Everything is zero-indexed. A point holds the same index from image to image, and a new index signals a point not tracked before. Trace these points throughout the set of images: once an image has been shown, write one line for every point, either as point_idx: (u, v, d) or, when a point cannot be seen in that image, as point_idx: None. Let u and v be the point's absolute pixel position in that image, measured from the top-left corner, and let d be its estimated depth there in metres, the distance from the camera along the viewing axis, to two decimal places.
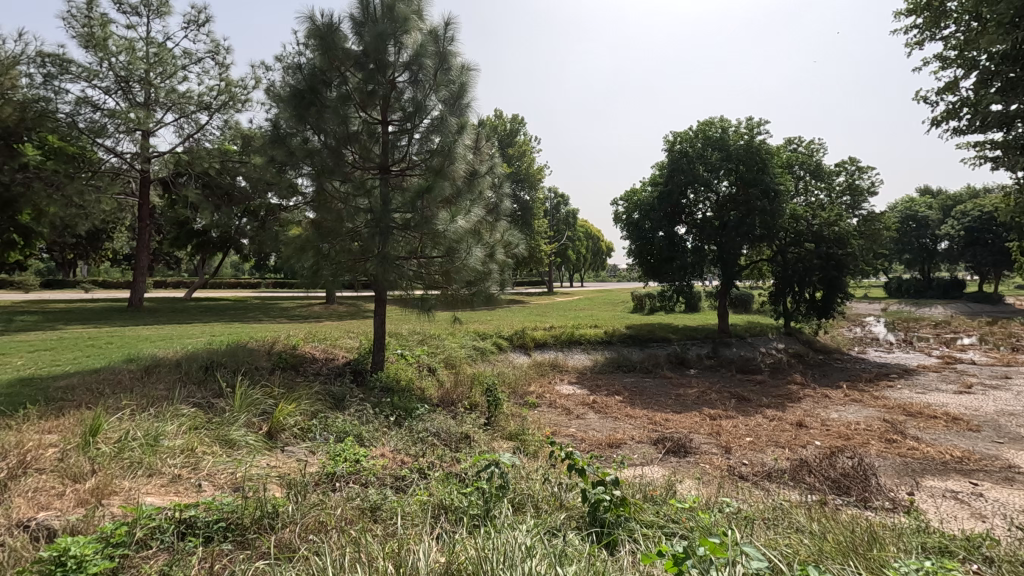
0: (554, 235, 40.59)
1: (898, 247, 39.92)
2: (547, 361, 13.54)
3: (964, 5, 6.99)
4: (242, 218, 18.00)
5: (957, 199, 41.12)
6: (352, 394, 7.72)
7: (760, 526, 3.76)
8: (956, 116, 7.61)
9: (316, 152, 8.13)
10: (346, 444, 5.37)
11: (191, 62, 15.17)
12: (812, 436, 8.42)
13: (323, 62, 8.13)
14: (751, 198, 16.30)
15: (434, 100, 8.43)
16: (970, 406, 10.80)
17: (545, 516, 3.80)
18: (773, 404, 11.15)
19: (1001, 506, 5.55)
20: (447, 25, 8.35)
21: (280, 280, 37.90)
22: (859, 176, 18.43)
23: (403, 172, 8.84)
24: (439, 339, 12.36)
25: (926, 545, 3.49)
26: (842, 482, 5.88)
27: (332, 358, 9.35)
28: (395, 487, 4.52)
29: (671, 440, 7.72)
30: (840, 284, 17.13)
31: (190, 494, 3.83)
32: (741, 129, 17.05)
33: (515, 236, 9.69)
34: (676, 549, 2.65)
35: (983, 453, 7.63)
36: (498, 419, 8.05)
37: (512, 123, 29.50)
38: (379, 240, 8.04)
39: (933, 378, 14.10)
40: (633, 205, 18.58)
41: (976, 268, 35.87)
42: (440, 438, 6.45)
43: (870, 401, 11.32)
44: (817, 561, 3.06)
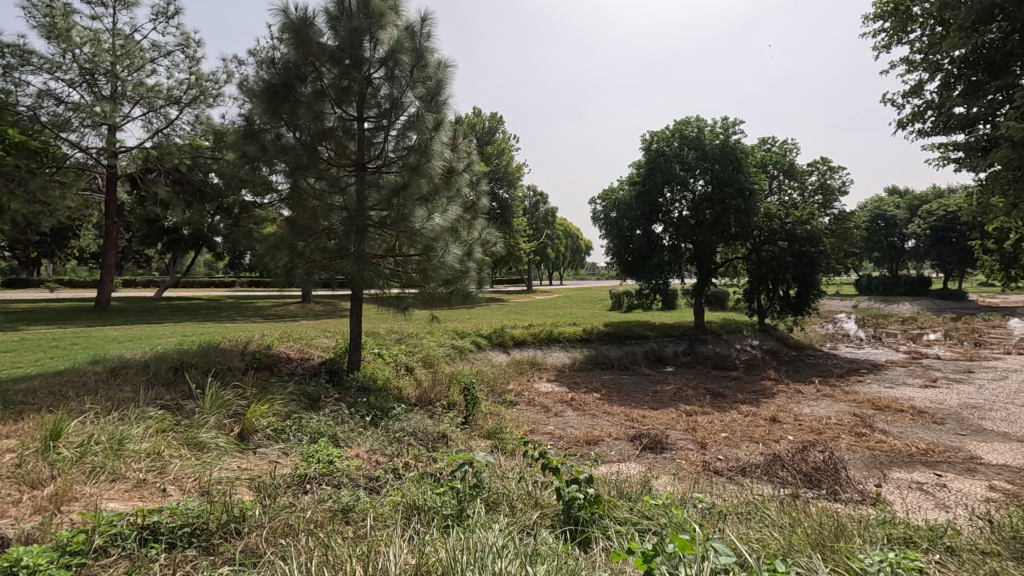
0: (533, 233, 40.61)
1: (867, 246, 40.97)
2: (526, 360, 13.56)
3: (927, 10, 7.06)
4: (215, 216, 17.63)
5: (923, 198, 42.27)
6: (328, 394, 7.62)
7: (732, 521, 3.83)
8: (921, 118, 7.73)
9: (290, 148, 8.00)
10: (320, 445, 5.30)
11: (160, 55, 14.76)
12: (786, 431, 8.57)
13: (297, 57, 8.01)
14: (726, 197, 16.39)
15: (410, 96, 8.29)
16: (935, 400, 11.15)
17: (519, 515, 3.80)
18: (747, 399, 11.35)
19: (964, 496, 5.74)
20: (424, 21, 8.28)
21: (254, 279, 37.19)
22: (831, 176, 18.81)
23: (379, 169, 8.72)
24: (417, 338, 12.27)
25: (892, 537, 3.57)
26: (814, 475, 6.02)
27: (307, 358, 9.22)
28: (369, 488, 4.48)
29: (648, 437, 7.79)
30: (812, 281, 17.62)
31: (155, 499, 3.74)
32: (717, 128, 17.32)
33: (492, 234, 9.68)
34: (645, 547, 2.67)
35: (947, 445, 7.87)
36: (476, 418, 8.02)
37: (490, 121, 29.36)
38: (354, 238, 7.99)
39: (900, 373, 14.52)
40: (610, 204, 18.79)
41: (941, 267, 36.98)
42: (416, 438, 6.40)
43: (841, 396, 11.60)
44: (786, 554, 3.11)
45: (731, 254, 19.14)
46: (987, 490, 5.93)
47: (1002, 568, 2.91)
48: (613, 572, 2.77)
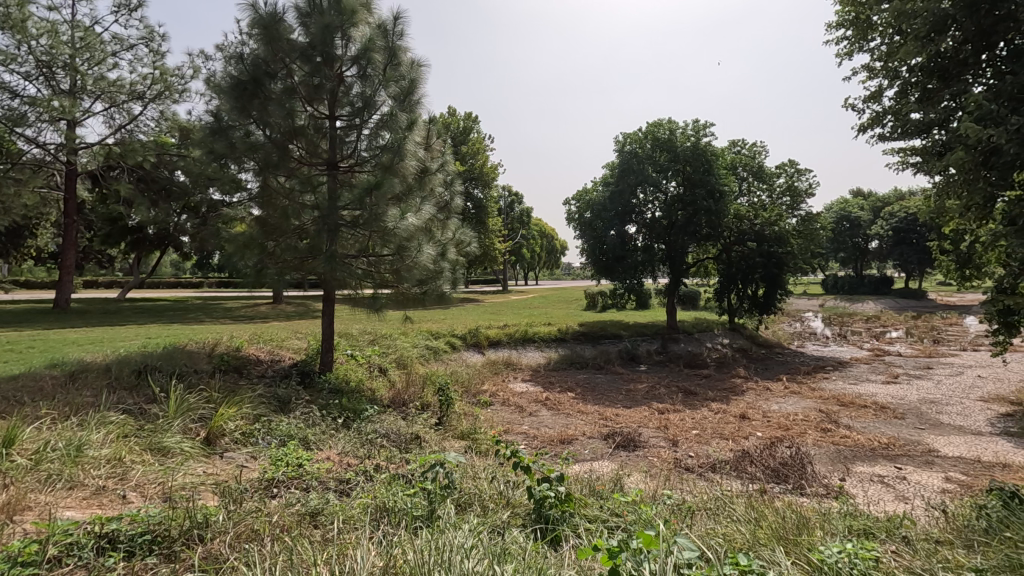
0: (508, 233, 40.65)
1: (833, 246, 42.19)
2: (500, 360, 13.55)
3: (886, 20, 7.24)
4: (181, 215, 17.18)
5: (885, 201, 43.76)
6: (299, 396, 7.50)
7: (700, 516, 3.91)
8: (880, 123, 7.97)
9: (259, 146, 7.86)
10: (289, 449, 5.20)
11: (122, 48, 14.30)
12: (755, 428, 8.76)
13: (267, 53, 7.84)
14: (698, 197, 16.70)
15: (383, 95, 8.21)
16: (896, 396, 11.55)
17: (490, 515, 3.80)
18: (718, 397, 11.56)
19: (922, 488, 5.95)
20: (397, 19, 8.19)
21: (223, 280, 36.27)
22: (798, 178, 19.25)
23: (352, 168, 8.62)
24: (390, 338, 12.16)
25: (852, 528, 3.68)
26: (781, 471, 6.17)
27: (278, 360, 9.05)
28: (338, 491, 4.41)
29: (621, 435, 7.87)
30: (779, 281, 18.06)
31: (115, 507, 3.63)
32: (688, 130, 17.56)
33: (466, 234, 9.75)
34: (612, 543, 2.70)
35: (907, 439, 8.16)
36: (450, 418, 8.00)
37: (465, 121, 29.29)
38: (327, 237, 7.89)
39: (864, 369, 14.97)
40: (585, 205, 18.94)
41: (903, 267, 38.31)
42: (389, 440, 6.33)
43: (808, 393, 11.88)
44: (751, 548, 3.19)
45: (702, 254, 19.47)
46: (943, 481, 6.17)
47: (952, 555, 3.04)
48: (581, 570, 2.81)
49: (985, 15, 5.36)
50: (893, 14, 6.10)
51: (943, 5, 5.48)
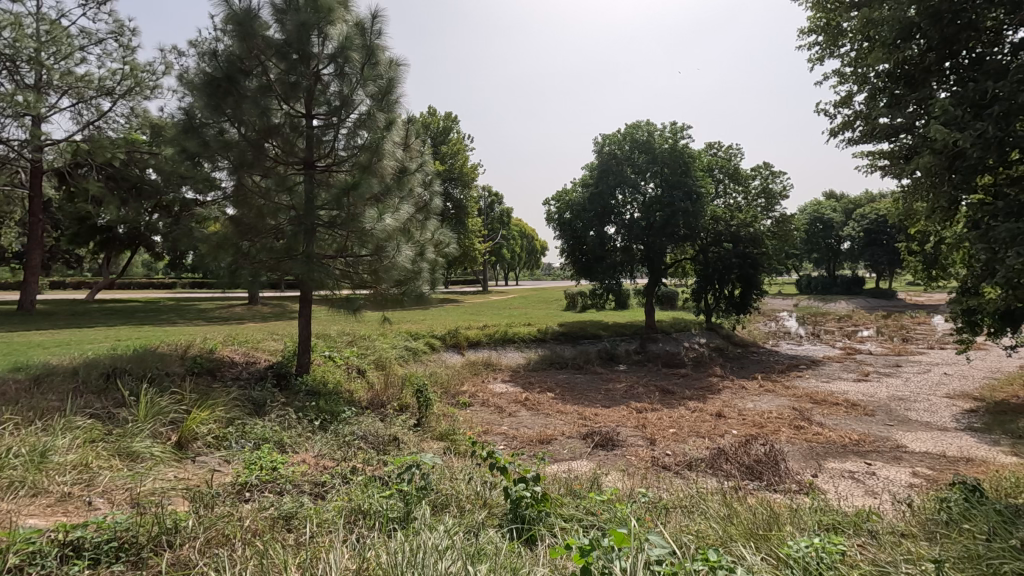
0: (488, 233, 40.57)
1: (807, 247, 43.14)
2: (480, 360, 13.55)
3: (855, 27, 7.43)
4: (153, 214, 16.75)
5: (856, 203, 44.93)
6: (274, 398, 7.40)
7: (675, 513, 3.98)
8: (850, 126, 8.15)
9: (234, 144, 7.72)
10: (263, 452, 5.12)
11: (90, 42, 13.91)
12: (730, 426, 8.90)
13: (241, 50, 7.70)
14: (675, 198, 16.90)
15: (361, 95, 8.14)
16: (866, 393, 11.87)
17: (466, 515, 3.81)
18: (695, 395, 11.72)
19: (890, 482, 6.13)
20: (375, 18, 8.13)
21: (196, 280, 35.48)
22: (772, 180, 19.61)
23: (329, 167, 8.53)
24: (369, 339, 12.06)
25: (821, 523, 3.78)
26: (755, 468, 6.29)
27: (253, 362, 8.91)
28: (314, 494, 4.36)
29: (600, 435, 7.93)
30: (754, 281, 18.38)
31: (81, 513, 3.53)
32: (666, 133, 17.78)
33: (445, 235, 9.77)
34: (584, 542, 2.73)
35: (877, 435, 8.39)
36: (429, 419, 7.97)
37: (445, 121, 29.22)
38: (303, 238, 7.80)
39: (836, 368, 15.35)
40: (564, 205, 19.02)
41: (874, 267, 39.33)
42: (367, 442, 6.28)
43: (782, 391, 12.13)
44: (723, 544, 3.26)
45: (680, 254, 19.65)
46: (910, 476, 6.37)
47: (913, 547, 3.14)
48: (554, 568, 2.84)
49: (948, 24, 5.48)
50: (861, 21, 6.19)
51: (908, 14, 5.58)
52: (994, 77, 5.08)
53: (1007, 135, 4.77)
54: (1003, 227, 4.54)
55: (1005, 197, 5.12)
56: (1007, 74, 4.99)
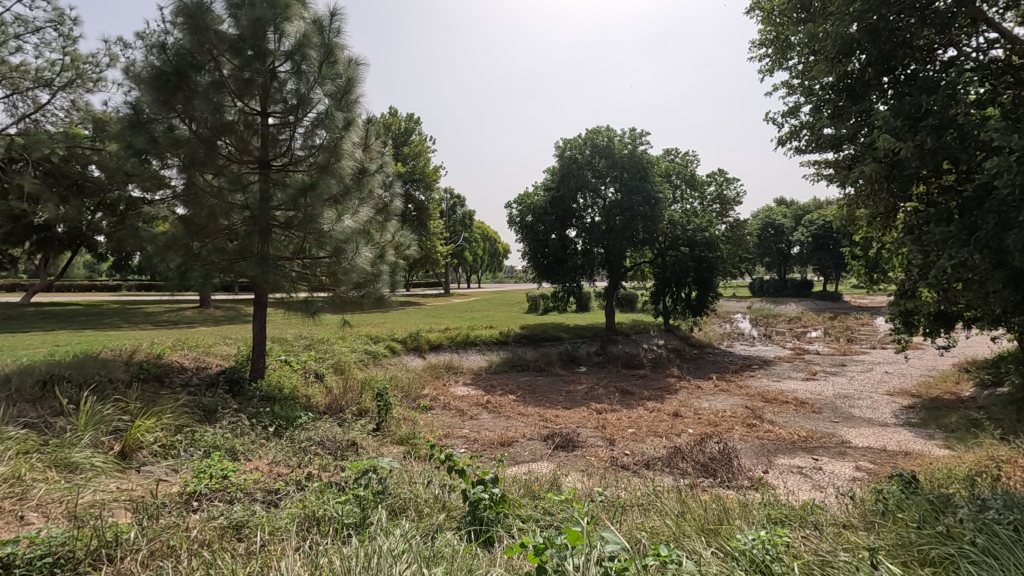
0: (450, 236, 40.43)
1: (760, 251, 44.76)
2: (441, 363, 13.46)
3: (799, 43, 7.79)
4: (96, 213, 15.82)
5: (805, 209, 46.93)
6: (226, 404, 7.15)
7: (630, 512, 4.05)
8: (797, 136, 8.48)
9: (184, 141, 7.44)
10: (213, 460, 4.94)
11: (26, 31, 13.15)
12: (686, 425, 9.14)
13: (192, 44, 7.44)
14: (634, 203, 17.19)
15: (319, 93, 8.01)
16: (814, 391, 12.38)
17: (424, 519, 3.78)
18: (653, 396, 11.97)
19: (835, 477, 6.42)
20: (333, 16, 8.02)
21: (142, 282, 33.85)
22: (727, 187, 20.23)
23: (286, 167, 8.33)
24: (327, 343, 11.80)
25: (770, 516, 3.92)
26: (710, 465, 6.47)
27: (204, 367, 8.59)
28: (266, 502, 4.23)
29: (560, 436, 8.01)
30: (710, 284, 18.92)
31: (10, 529, 3.31)
32: (626, 138, 18.12)
33: (405, 237, 9.73)
34: (538, 541, 2.77)
35: (824, 432, 8.78)
36: (388, 423, 7.87)
37: (406, 122, 28.95)
38: (258, 239, 7.58)
39: (786, 367, 15.98)
40: (525, 209, 19.11)
41: (822, 271, 41.13)
42: (324, 448, 6.15)
43: (735, 390, 12.53)
44: (675, 539, 3.35)
45: (639, 258, 20.00)
46: (853, 470, 6.68)
47: (852, 537, 3.30)
48: (508, 568, 2.85)
49: (885, 42, 5.79)
50: (806, 36, 6.47)
51: (849, 30, 5.84)
52: (927, 91, 5.40)
53: (940, 147, 5.06)
54: (937, 231, 4.82)
55: (938, 205, 5.45)
56: (939, 90, 5.30)
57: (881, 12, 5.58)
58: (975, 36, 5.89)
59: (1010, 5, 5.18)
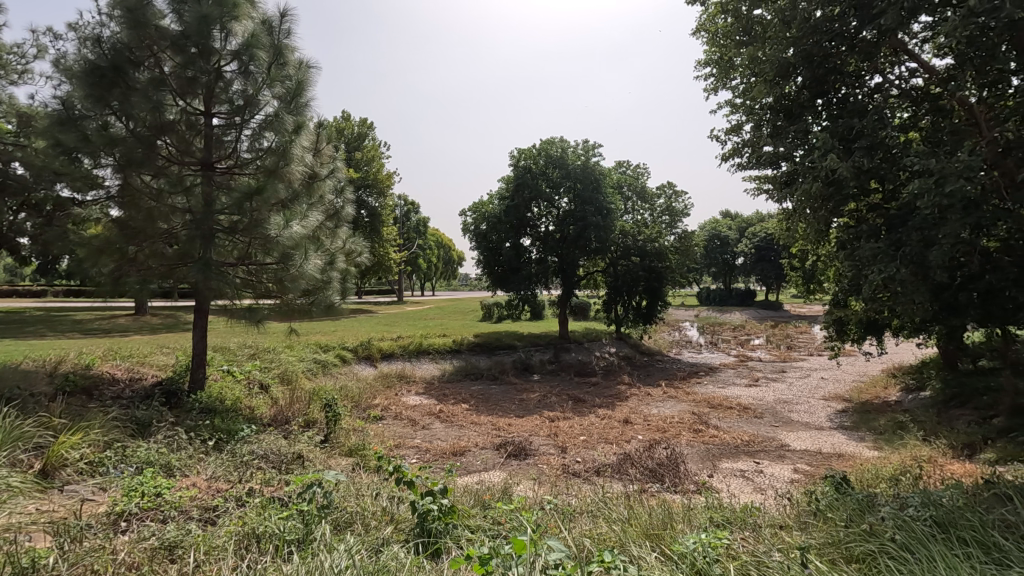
0: (404, 243, 40.04)
1: (706, 262, 46.52)
2: (394, 372, 13.24)
3: (738, 65, 8.17)
4: (21, 213, 13.31)
5: (748, 222, 49.15)
6: (162, 418, 6.79)
7: (579, 519, 4.09)
8: (739, 153, 8.84)
9: (120, 140, 7.01)
10: (145, 477, 4.66)
11: None
12: (636, 431, 9.33)
13: (131, 39, 7.06)
14: (587, 213, 17.48)
15: (268, 95, 7.79)
16: (757, 397, 12.90)
17: (370, 533, 3.70)
18: (604, 403, 12.17)
19: (775, 479, 6.70)
20: (283, 17, 7.84)
21: (69, 287, 31.73)
22: (676, 199, 20.91)
23: (231, 170, 8.03)
24: (273, 352, 11.39)
25: (712, 519, 4.04)
26: (658, 471, 6.62)
27: (138, 379, 8.13)
28: (203, 521, 4.03)
29: (513, 444, 8.02)
30: (659, 293, 19.44)
31: None
32: (579, 150, 18.48)
33: (357, 243, 9.61)
34: (482, 551, 2.80)
35: (765, 436, 9.16)
36: (337, 435, 7.66)
37: (359, 126, 28.53)
38: (200, 244, 7.26)
39: (730, 374, 16.60)
40: (480, 217, 19.02)
41: (764, 281, 43.07)
42: (267, 461, 5.92)
43: (683, 396, 12.90)
44: (621, 544, 3.41)
45: (591, 267, 20.31)
46: (791, 472, 6.99)
47: (787, 537, 3.45)
48: None
49: (818, 66, 6.14)
50: (746, 58, 6.78)
51: (786, 54, 6.12)
52: (858, 114, 5.73)
53: (869, 166, 5.40)
54: (868, 246, 5.12)
55: (866, 221, 5.81)
56: (867, 114, 5.65)
57: (813, 39, 5.93)
58: (897, 64, 6.31)
59: (930, 37, 5.57)
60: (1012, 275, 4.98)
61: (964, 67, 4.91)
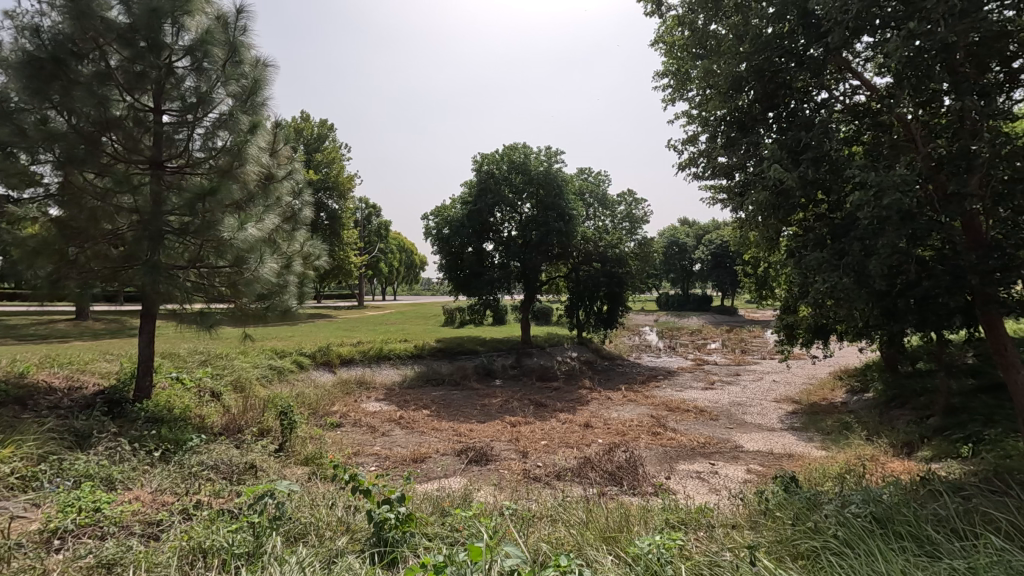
0: (365, 247, 39.44)
1: (665, 268, 47.59)
2: (353, 378, 12.99)
3: (694, 78, 8.42)
4: None
5: (705, 229, 50.72)
6: (103, 428, 6.45)
7: (537, 524, 4.11)
8: (695, 162, 9.07)
9: (61, 135, 6.65)
10: (84, 491, 4.42)
11: None
12: (596, 435, 9.44)
13: (74, 30, 6.73)
14: (549, 219, 17.61)
15: (222, 93, 7.57)
16: (713, 399, 13.25)
17: (324, 544, 3.61)
18: (565, 407, 12.27)
19: (729, 480, 6.89)
20: (239, 13, 7.65)
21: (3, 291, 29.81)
22: (636, 206, 21.34)
23: (182, 169, 7.73)
24: (226, 359, 10.99)
25: (668, 520, 4.12)
26: (617, 474, 6.71)
27: (78, 387, 7.70)
28: (146, 536, 3.84)
29: (474, 450, 7.98)
30: (620, 298, 19.76)
31: None
32: (541, 156, 18.66)
33: (316, 247, 9.43)
34: (438, 559, 2.78)
35: (720, 438, 9.41)
36: (292, 443, 7.45)
37: (320, 127, 28.00)
38: (148, 246, 6.96)
39: (688, 377, 17.01)
40: (443, 221, 18.87)
41: (720, 287, 44.35)
42: (218, 472, 5.70)
43: (642, 400, 13.13)
44: (579, 549, 3.44)
45: (554, 272, 20.49)
46: (744, 473, 7.22)
47: (737, 536, 3.55)
48: None
49: (769, 81, 6.39)
50: (702, 71, 6.98)
51: (738, 69, 6.35)
52: (806, 128, 5.98)
53: (816, 178, 5.64)
54: (814, 255, 5.35)
55: (813, 231, 6.06)
56: (814, 127, 5.90)
57: (764, 55, 6.17)
58: (841, 81, 6.62)
59: (871, 57, 5.87)
60: (946, 283, 5.22)
61: (901, 86, 5.19)
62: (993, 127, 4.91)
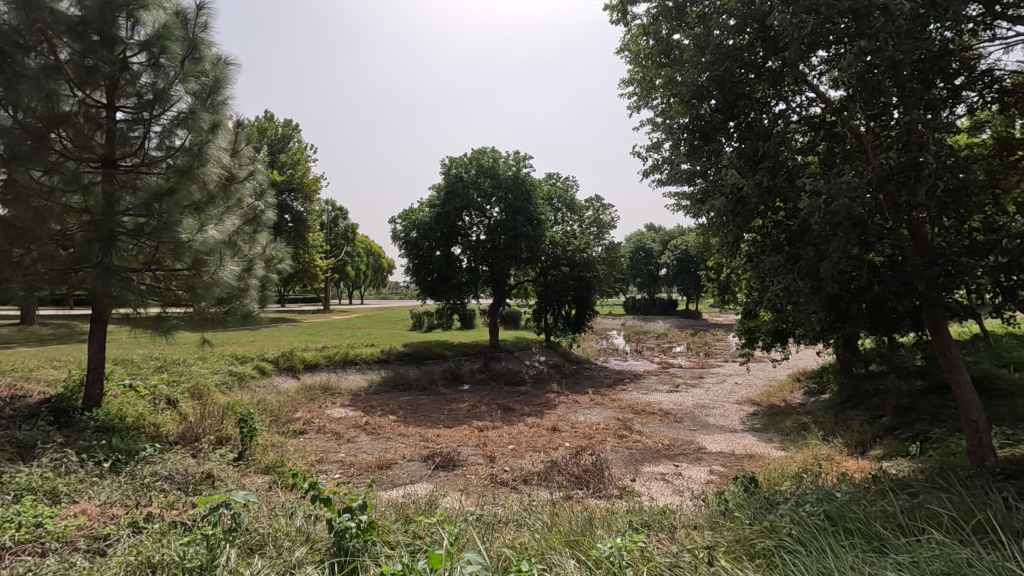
0: (331, 250, 38.76)
1: (632, 273, 48.31)
2: (318, 384, 12.73)
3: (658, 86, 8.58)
4: None
5: (670, 235, 51.71)
6: (48, 438, 6.14)
7: (501, 529, 4.10)
8: (659, 169, 9.24)
9: (5, 131, 6.31)
10: (23, 506, 4.19)
11: None
12: (563, 438, 9.50)
13: (20, 21, 6.40)
14: (517, 223, 17.66)
15: (180, 91, 7.34)
16: (677, 402, 13.50)
17: (282, 555, 3.52)
18: (533, 411, 12.30)
19: (692, 481, 7.02)
20: (199, 10, 7.46)
21: None
22: (603, 212, 21.61)
23: (136, 168, 7.42)
24: (183, 365, 10.62)
25: (632, 522, 4.17)
26: (584, 477, 6.76)
27: (22, 397, 7.32)
28: (92, 552, 3.67)
29: (440, 455, 7.92)
30: (588, 302, 19.93)
31: None
32: (510, 160, 18.73)
33: (278, 249, 9.22)
34: (396, 568, 2.76)
35: (683, 439, 9.58)
36: (252, 451, 7.24)
37: (285, 128, 27.45)
38: (99, 247, 6.68)
39: (654, 380, 17.28)
40: (411, 224, 18.62)
41: (685, 292, 45.25)
42: (172, 482, 5.50)
43: (609, 403, 13.28)
44: (542, 553, 3.44)
45: (522, 276, 20.54)
46: (707, 474, 7.37)
47: (697, 537, 3.61)
48: None
49: (729, 91, 6.57)
50: (665, 80, 7.12)
51: (701, 78, 6.49)
52: (764, 137, 6.15)
53: (774, 186, 5.81)
54: (771, 260, 5.51)
55: (771, 237, 6.24)
56: (772, 137, 6.09)
57: (724, 65, 6.34)
58: (798, 93, 6.85)
59: (825, 70, 6.10)
60: (895, 288, 5.42)
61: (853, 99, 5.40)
62: (937, 140, 5.15)
